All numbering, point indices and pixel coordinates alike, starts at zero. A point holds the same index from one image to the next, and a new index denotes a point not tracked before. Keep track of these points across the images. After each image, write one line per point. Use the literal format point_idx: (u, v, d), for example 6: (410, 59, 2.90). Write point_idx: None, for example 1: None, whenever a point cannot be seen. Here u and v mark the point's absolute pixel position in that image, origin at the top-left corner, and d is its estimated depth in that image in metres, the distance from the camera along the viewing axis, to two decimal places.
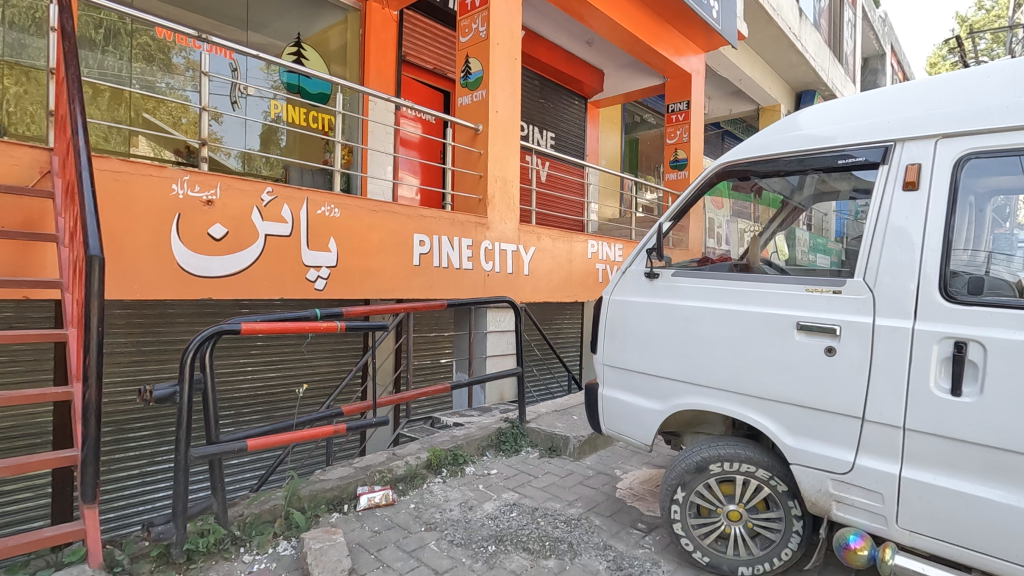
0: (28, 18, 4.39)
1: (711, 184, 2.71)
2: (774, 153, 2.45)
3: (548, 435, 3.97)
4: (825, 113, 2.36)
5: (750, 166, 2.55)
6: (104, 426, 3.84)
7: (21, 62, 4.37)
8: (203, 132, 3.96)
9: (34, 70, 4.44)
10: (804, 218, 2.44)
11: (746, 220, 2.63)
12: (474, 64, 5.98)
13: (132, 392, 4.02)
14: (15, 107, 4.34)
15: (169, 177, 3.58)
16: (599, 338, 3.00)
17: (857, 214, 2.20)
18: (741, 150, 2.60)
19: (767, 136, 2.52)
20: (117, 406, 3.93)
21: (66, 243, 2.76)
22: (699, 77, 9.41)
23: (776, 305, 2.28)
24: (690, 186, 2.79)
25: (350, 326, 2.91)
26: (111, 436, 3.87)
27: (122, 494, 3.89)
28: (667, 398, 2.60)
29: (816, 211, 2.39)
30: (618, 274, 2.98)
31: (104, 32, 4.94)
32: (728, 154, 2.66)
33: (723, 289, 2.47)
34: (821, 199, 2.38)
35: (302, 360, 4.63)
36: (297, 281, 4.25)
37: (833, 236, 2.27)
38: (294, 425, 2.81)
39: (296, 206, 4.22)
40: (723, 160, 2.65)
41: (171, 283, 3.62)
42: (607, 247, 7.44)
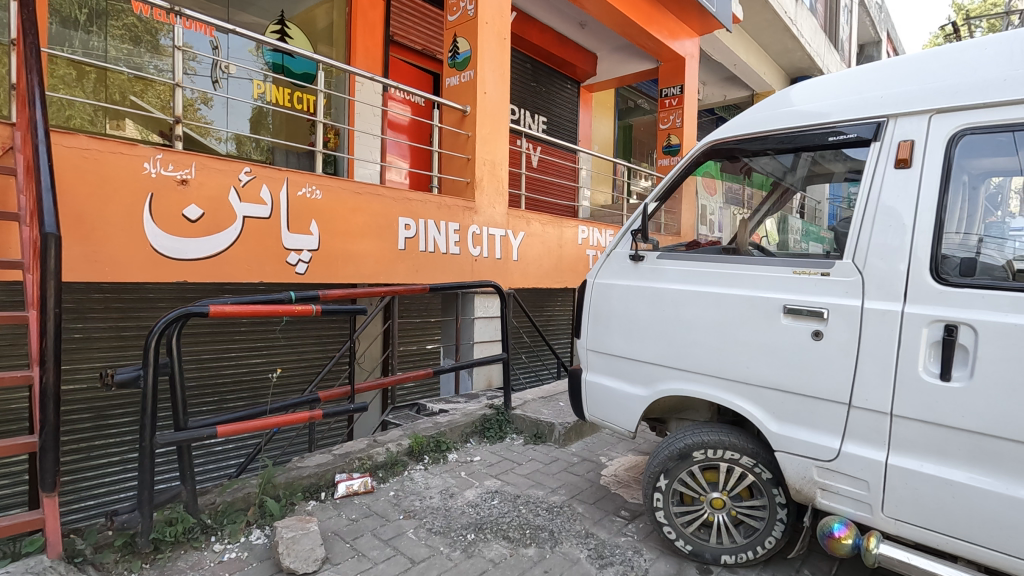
0: None
1: (697, 164, 2.63)
2: (764, 130, 2.36)
3: (533, 422, 3.91)
4: (818, 87, 2.27)
5: (739, 144, 2.46)
6: (83, 414, 3.79)
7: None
8: (177, 110, 3.80)
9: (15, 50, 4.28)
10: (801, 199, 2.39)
11: (737, 205, 2.60)
12: (462, 43, 5.83)
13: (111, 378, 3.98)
14: None
15: (140, 155, 3.45)
16: (582, 322, 2.92)
17: (850, 201, 2.11)
18: (730, 127, 2.50)
19: (757, 113, 2.43)
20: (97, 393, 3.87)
21: (27, 222, 2.63)
22: (693, 61, 9.26)
23: (762, 287, 2.20)
24: (676, 167, 2.69)
25: (327, 310, 2.81)
26: (91, 423, 3.83)
27: (103, 481, 3.89)
28: (652, 383, 2.53)
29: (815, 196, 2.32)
30: (603, 257, 2.89)
31: (88, 12, 4.75)
32: (718, 131, 2.56)
33: (709, 270, 2.39)
34: (820, 183, 2.31)
35: (288, 346, 4.55)
36: (278, 265, 4.14)
37: (825, 223, 2.20)
38: (267, 411, 2.72)
39: (275, 186, 4.11)
40: (711, 138, 2.56)
41: (145, 266, 3.51)
42: (597, 232, 7.34)
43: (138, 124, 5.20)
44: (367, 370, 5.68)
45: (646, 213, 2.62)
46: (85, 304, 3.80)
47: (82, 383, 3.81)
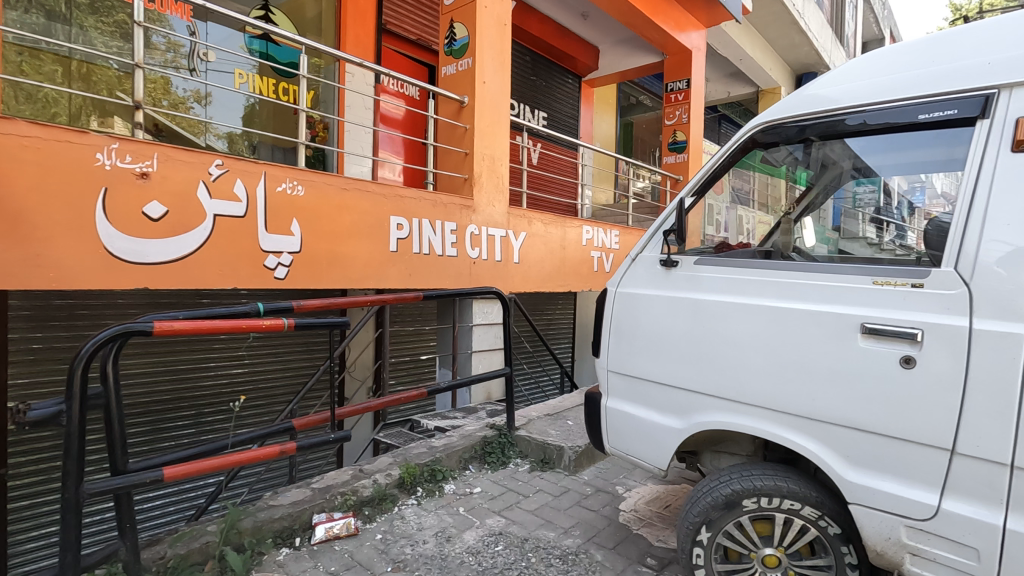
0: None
1: (737, 158, 2.27)
2: (832, 112, 1.98)
3: (540, 445, 3.50)
4: (840, 74, 2.03)
5: (802, 126, 2.08)
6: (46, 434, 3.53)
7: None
8: (136, 93, 3.30)
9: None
10: (801, 197, 2.23)
11: (747, 205, 2.38)
12: (459, 29, 5.41)
13: None
14: None
15: (91, 143, 3.01)
16: (602, 338, 2.51)
17: (856, 201, 2.03)
18: (783, 109, 2.13)
19: (819, 91, 2.04)
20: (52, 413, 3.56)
21: None
22: (700, 54, 8.87)
23: (834, 300, 1.79)
24: (714, 158, 2.32)
25: (303, 325, 2.37)
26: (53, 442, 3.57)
27: None
28: (687, 414, 2.12)
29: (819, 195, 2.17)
30: (627, 262, 2.49)
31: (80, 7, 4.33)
32: (765, 115, 2.19)
33: (756, 279, 2.00)
34: (822, 182, 2.17)
35: (276, 359, 4.31)
36: (254, 269, 3.70)
37: (831, 224, 2.07)
38: (229, 447, 2.28)
39: (251, 181, 3.68)
40: (758, 122, 2.17)
41: (100, 272, 3.07)
42: (603, 233, 6.91)
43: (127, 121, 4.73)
44: (358, 380, 5.26)
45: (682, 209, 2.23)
46: (45, 312, 3.62)
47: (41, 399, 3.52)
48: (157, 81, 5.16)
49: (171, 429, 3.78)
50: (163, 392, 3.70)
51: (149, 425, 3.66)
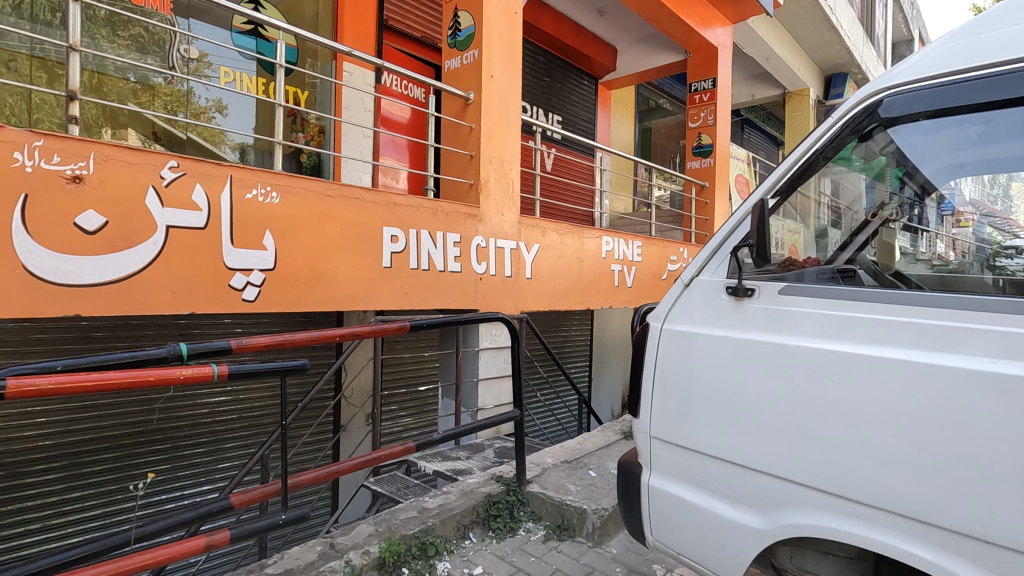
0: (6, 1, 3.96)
1: (843, 141, 1.76)
2: (998, 65, 1.47)
3: (556, 506, 2.86)
4: (990, 17, 1.55)
5: (936, 94, 1.57)
6: None
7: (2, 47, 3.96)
8: (71, 81, 2.73)
9: (14, 59, 4.02)
10: (823, 208, 1.92)
11: (783, 215, 1.89)
12: (465, 18, 4.85)
13: (30, 428, 3.44)
14: None
15: (8, 139, 2.37)
16: (644, 390, 1.95)
17: (904, 205, 1.80)
18: (927, 65, 1.60)
19: (976, 37, 1.53)
20: (10, 450, 3.36)
21: None
22: (726, 52, 8.23)
23: (990, 353, 1.28)
24: (809, 140, 1.82)
25: (242, 372, 1.76)
26: (4, 482, 3.35)
27: (19, 552, 3.42)
28: (772, 510, 1.57)
29: (841, 198, 1.90)
30: (677, 287, 1.94)
31: (106, 26, 4.46)
32: (890, 75, 1.70)
33: (886, 321, 1.46)
34: (842, 186, 1.87)
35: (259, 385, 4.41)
36: (217, 290, 3.04)
37: (894, 224, 1.84)
38: (133, 544, 1.66)
39: (214, 186, 3.02)
40: (885, 84, 1.68)
41: (16, 298, 2.41)
42: (624, 244, 6.26)
43: (140, 131, 4.67)
44: (356, 405, 4.84)
45: (765, 208, 1.60)
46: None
47: None
48: (172, 94, 4.79)
49: (142, 466, 3.88)
50: (135, 423, 3.83)
51: (116, 460, 3.77)
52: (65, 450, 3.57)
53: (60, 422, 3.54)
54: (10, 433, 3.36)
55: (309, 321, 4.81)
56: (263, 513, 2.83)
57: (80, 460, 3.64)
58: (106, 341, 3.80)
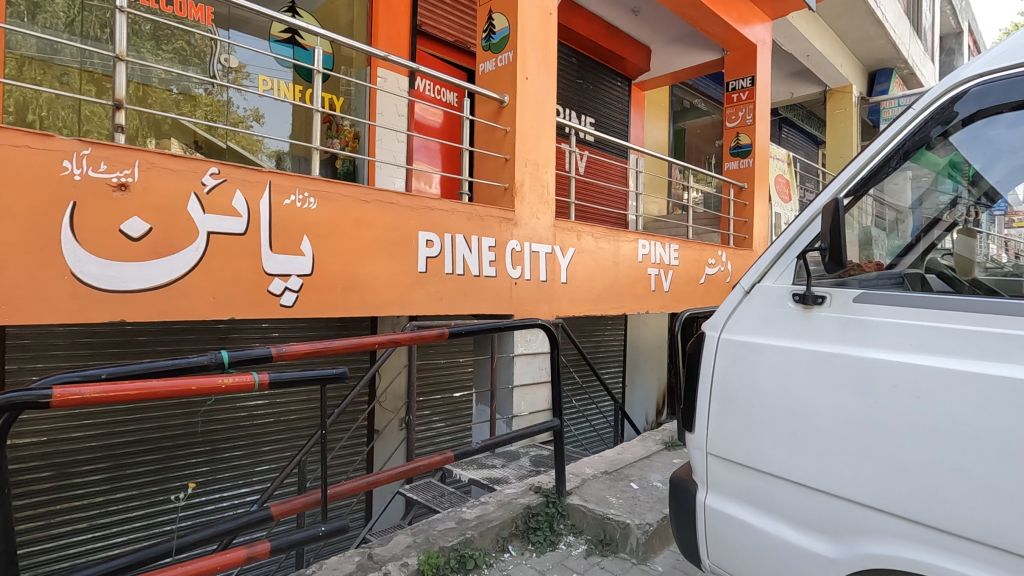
0: (58, 18, 4.09)
1: (923, 137, 1.64)
2: None
3: (597, 519, 2.76)
4: None
5: None
6: (43, 472, 3.41)
7: (55, 63, 4.09)
8: (118, 91, 2.77)
9: (67, 73, 4.16)
10: (868, 207, 1.76)
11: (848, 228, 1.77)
12: (499, 20, 4.81)
13: (78, 429, 3.53)
14: (47, 111, 4.08)
15: (58, 149, 2.41)
16: (700, 404, 1.85)
17: (971, 205, 1.64)
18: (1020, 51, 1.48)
19: None
20: (58, 451, 3.46)
21: None
22: (765, 49, 7.98)
23: None
24: (885, 137, 1.70)
25: (284, 381, 1.72)
26: (53, 483, 3.44)
27: (67, 552, 3.50)
28: (845, 537, 1.46)
29: (885, 197, 1.76)
30: (737, 295, 1.85)
31: (150, 38, 4.56)
32: (974, 65, 1.58)
33: (981, 332, 1.32)
34: (890, 184, 1.72)
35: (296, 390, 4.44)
36: (256, 296, 3.03)
37: (955, 227, 1.67)
38: (175, 555, 1.63)
39: (254, 192, 3.03)
40: (972, 73, 1.55)
41: (64, 304, 2.44)
42: (661, 248, 6.10)
43: (183, 141, 4.77)
44: (390, 411, 4.84)
45: (840, 207, 1.49)
46: (45, 340, 3.51)
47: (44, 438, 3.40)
48: (213, 104, 4.89)
49: (183, 469, 3.93)
50: (176, 426, 3.89)
51: (159, 462, 3.83)
52: (111, 452, 3.64)
53: (105, 423, 3.62)
54: (60, 433, 3.46)
55: (344, 326, 4.82)
56: (302, 520, 2.82)
57: (126, 462, 3.71)
58: (149, 346, 3.87)
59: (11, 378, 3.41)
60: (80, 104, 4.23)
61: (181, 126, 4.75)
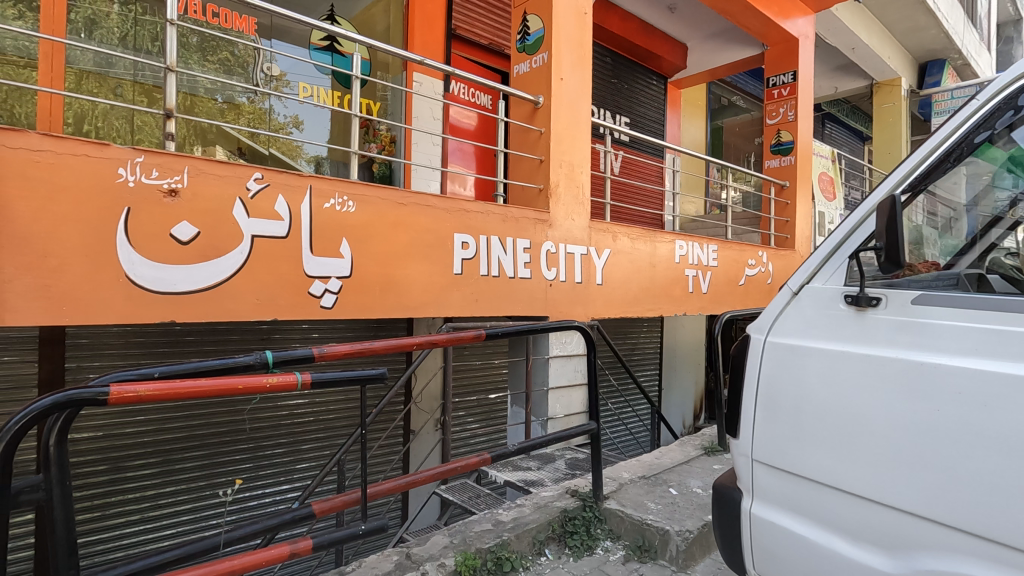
0: (113, 33, 4.29)
1: (986, 131, 1.56)
2: None
3: (636, 525, 2.71)
4: None
5: None
6: (98, 465, 3.56)
7: (110, 75, 4.29)
8: (168, 100, 2.88)
9: (121, 85, 4.36)
10: (920, 206, 1.66)
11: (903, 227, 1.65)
12: (533, 21, 4.80)
13: (129, 425, 3.67)
14: (102, 122, 4.29)
15: (114, 157, 2.52)
16: (744, 411, 1.80)
17: None
18: None
19: None
20: (112, 446, 3.61)
21: None
22: (808, 42, 7.72)
23: None
24: (942, 131, 1.62)
25: (324, 381, 1.75)
26: (107, 476, 3.59)
27: (120, 543, 3.65)
28: (903, 552, 1.39)
29: (937, 195, 1.66)
30: (784, 298, 1.79)
31: (196, 49, 4.73)
32: None
33: None
34: (945, 182, 1.64)
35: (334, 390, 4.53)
36: (297, 297, 3.11)
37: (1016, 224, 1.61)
38: (221, 549, 1.67)
39: (295, 196, 3.10)
40: None
41: (119, 306, 2.55)
42: (699, 248, 5.98)
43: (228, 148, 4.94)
44: (426, 412, 4.89)
45: (897, 204, 1.42)
46: (102, 340, 3.69)
47: (98, 433, 3.55)
48: (255, 111, 5.04)
49: (227, 465, 4.06)
50: (220, 423, 4.02)
51: (205, 458, 3.96)
52: (160, 447, 3.78)
53: (157, 420, 3.76)
54: (113, 429, 3.61)
55: (380, 328, 4.90)
56: (341, 518, 2.87)
57: (175, 457, 3.85)
58: (196, 346, 4.00)
59: (71, 376, 3.59)
60: (132, 115, 4.43)
61: (225, 133, 4.92)
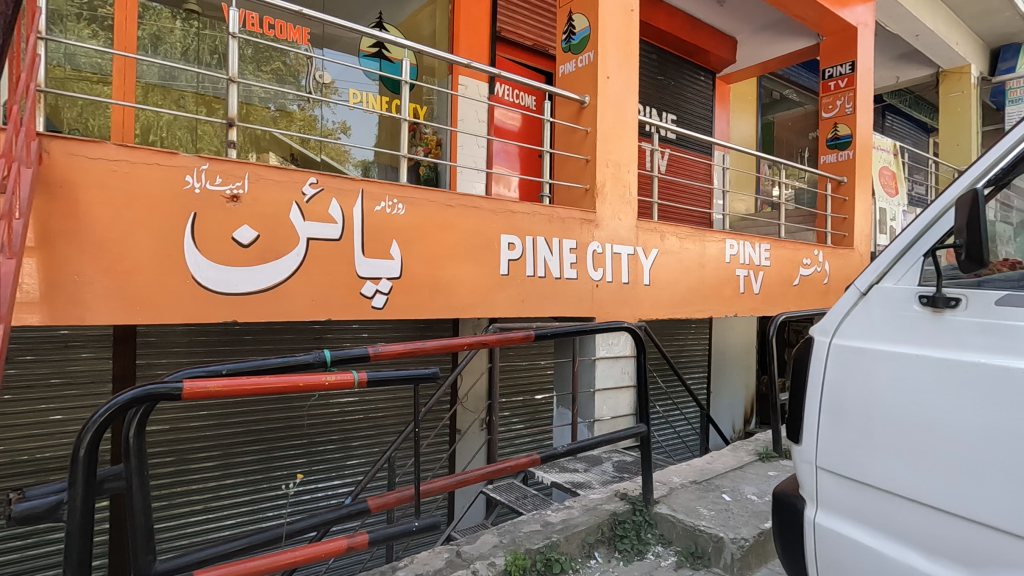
0: (176, 48, 4.53)
1: None
2: None
3: (688, 531, 2.65)
4: None
5: None
6: (166, 457, 3.76)
7: (173, 87, 4.53)
8: (230, 111, 3.02)
9: (183, 96, 4.59)
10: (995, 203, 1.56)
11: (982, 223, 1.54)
12: (579, 20, 4.77)
13: (193, 419, 3.86)
14: (166, 132, 4.53)
15: (181, 165, 2.66)
16: (807, 416, 1.73)
17: None
18: None
19: None
20: (177, 438, 3.80)
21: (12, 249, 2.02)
22: (867, 31, 7.37)
23: None
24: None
25: (378, 380, 1.79)
26: (173, 468, 3.79)
27: (185, 532, 3.84)
28: (982, 568, 1.30)
29: (1013, 191, 1.56)
30: (851, 299, 1.72)
31: (252, 61, 4.94)
32: None
33: None
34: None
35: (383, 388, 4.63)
36: (350, 299, 3.19)
37: None
38: (282, 541, 1.73)
39: (348, 200, 3.19)
40: None
41: (186, 306, 2.69)
42: (750, 247, 5.80)
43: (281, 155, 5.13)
44: (472, 412, 4.94)
45: (979, 199, 1.33)
46: (168, 338, 3.89)
47: (165, 426, 3.75)
48: (305, 119, 5.21)
49: (283, 459, 4.21)
50: (276, 419, 4.17)
51: (262, 452, 4.12)
52: (222, 441, 3.96)
53: (218, 415, 3.94)
54: (179, 423, 3.80)
55: (427, 327, 4.98)
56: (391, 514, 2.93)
57: (235, 451, 4.02)
58: (254, 345, 4.17)
59: (142, 372, 3.81)
60: (194, 125, 4.67)
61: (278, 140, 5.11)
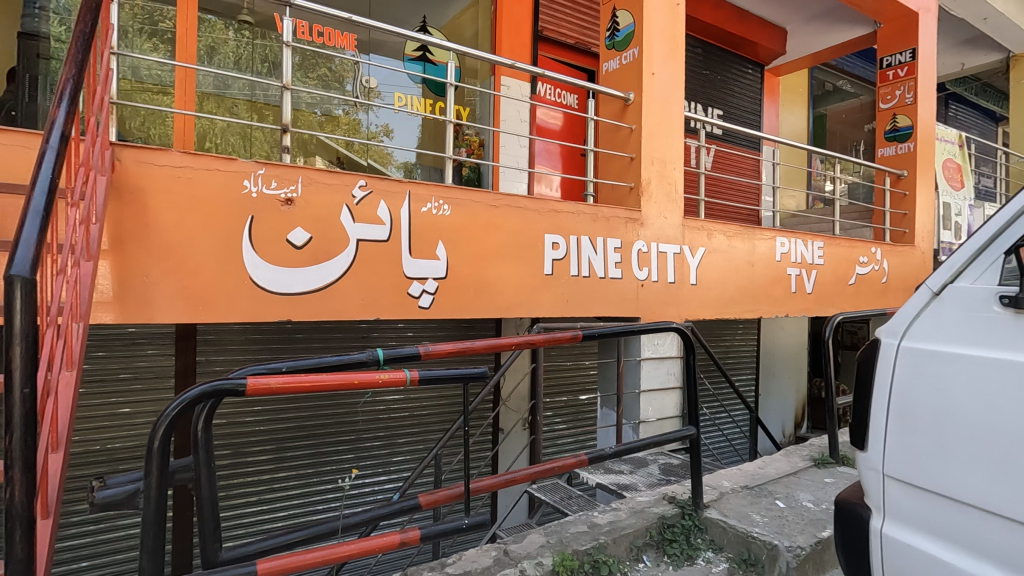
0: (230, 57, 4.73)
1: None
2: None
3: (740, 536, 2.58)
4: None
5: None
6: (223, 450, 3.93)
7: (228, 95, 4.73)
8: (284, 117, 3.13)
9: (236, 103, 4.78)
10: None
11: None
12: (624, 16, 4.71)
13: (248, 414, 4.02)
14: (220, 138, 4.73)
15: (239, 170, 2.78)
16: (873, 421, 1.65)
17: None
18: None
19: None
20: (234, 432, 3.96)
21: (92, 253, 2.18)
22: (930, 16, 6.99)
23: None
24: None
25: (428, 378, 1.81)
26: (230, 460, 3.95)
27: (241, 522, 3.99)
28: None
29: None
30: (923, 301, 1.63)
31: (302, 68, 5.11)
32: None
33: None
34: None
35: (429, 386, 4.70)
36: (398, 298, 3.25)
37: None
38: (338, 534, 1.76)
39: (395, 202, 3.25)
40: None
41: (245, 305, 2.80)
42: (802, 245, 5.59)
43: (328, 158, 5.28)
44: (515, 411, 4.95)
45: None
46: (226, 336, 4.06)
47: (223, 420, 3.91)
48: (349, 122, 5.35)
49: (332, 454, 4.33)
50: (325, 415, 4.29)
51: (312, 447, 4.24)
52: (275, 435, 4.10)
53: (272, 410, 4.08)
54: (236, 417, 3.96)
55: (471, 327, 5.03)
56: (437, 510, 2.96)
57: (287, 445, 4.16)
58: (305, 343, 4.31)
59: (202, 368, 3.99)
60: (246, 131, 4.87)
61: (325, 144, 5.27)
